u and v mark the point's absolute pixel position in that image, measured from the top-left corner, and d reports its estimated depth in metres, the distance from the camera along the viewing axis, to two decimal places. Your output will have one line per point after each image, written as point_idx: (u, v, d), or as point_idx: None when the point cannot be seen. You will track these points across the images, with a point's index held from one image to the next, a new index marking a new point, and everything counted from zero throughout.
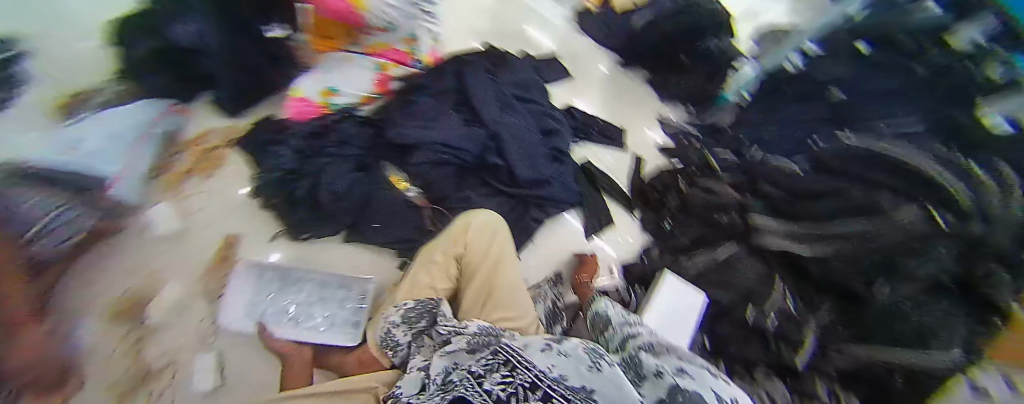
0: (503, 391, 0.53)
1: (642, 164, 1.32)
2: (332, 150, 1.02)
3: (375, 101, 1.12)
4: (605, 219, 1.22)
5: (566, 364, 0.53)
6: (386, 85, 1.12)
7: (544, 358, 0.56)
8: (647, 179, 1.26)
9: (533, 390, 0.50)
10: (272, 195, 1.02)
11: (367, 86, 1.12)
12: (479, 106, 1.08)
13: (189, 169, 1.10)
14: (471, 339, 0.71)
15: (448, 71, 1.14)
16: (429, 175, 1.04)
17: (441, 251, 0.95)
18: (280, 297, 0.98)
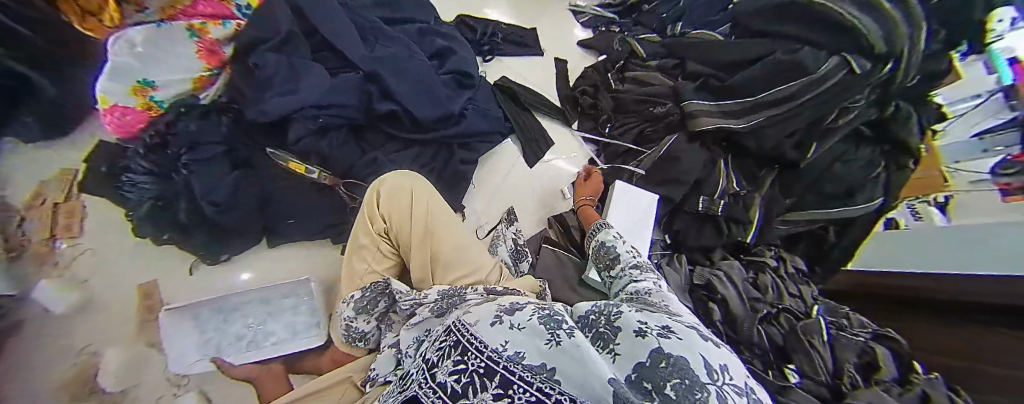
0: (456, 384, 0.33)
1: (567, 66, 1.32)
2: (193, 153, 0.83)
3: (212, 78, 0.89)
4: (542, 139, 1.18)
5: (520, 341, 0.37)
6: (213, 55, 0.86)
7: (494, 335, 0.38)
8: (576, 84, 1.26)
9: (489, 377, 0.32)
10: (147, 224, 0.87)
11: (195, 62, 0.85)
12: (341, 44, 0.89)
13: (55, 229, 0.88)
14: (435, 304, 0.65)
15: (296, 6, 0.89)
16: (322, 148, 0.88)
17: (365, 224, 0.80)
18: (226, 318, 0.92)
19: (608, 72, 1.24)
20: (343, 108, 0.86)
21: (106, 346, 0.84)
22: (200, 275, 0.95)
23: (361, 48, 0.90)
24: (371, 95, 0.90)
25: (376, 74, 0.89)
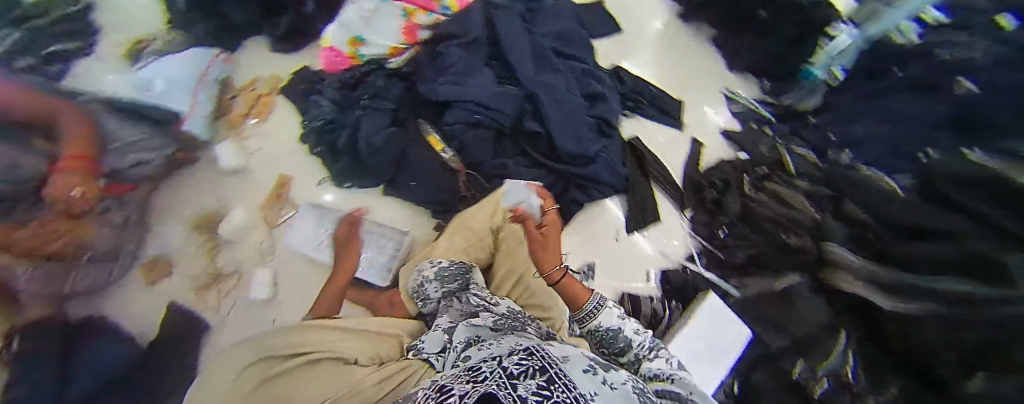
0: (518, 371, 0.28)
1: (703, 149, 1.22)
2: (372, 99, 1.02)
3: (405, 50, 1.05)
4: (651, 209, 1.15)
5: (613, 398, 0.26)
6: (411, 32, 1.04)
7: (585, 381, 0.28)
8: (708, 171, 1.18)
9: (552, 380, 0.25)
10: (311, 137, 1.08)
11: (398, 35, 1.05)
12: (519, 60, 0.98)
13: (252, 112, 1.21)
14: (499, 317, 0.67)
15: (498, 18, 1.01)
16: (465, 138, 0.99)
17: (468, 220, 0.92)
18: (330, 231, 1.12)
19: (748, 169, 1.13)
20: (495, 114, 0.96)
21: (243, 208, 1.15)
22: (327, 189, 1.15)
23: (533, 69, 0.98)
24: (523, 113, 0.98)
25: (535, 93, 0.96)
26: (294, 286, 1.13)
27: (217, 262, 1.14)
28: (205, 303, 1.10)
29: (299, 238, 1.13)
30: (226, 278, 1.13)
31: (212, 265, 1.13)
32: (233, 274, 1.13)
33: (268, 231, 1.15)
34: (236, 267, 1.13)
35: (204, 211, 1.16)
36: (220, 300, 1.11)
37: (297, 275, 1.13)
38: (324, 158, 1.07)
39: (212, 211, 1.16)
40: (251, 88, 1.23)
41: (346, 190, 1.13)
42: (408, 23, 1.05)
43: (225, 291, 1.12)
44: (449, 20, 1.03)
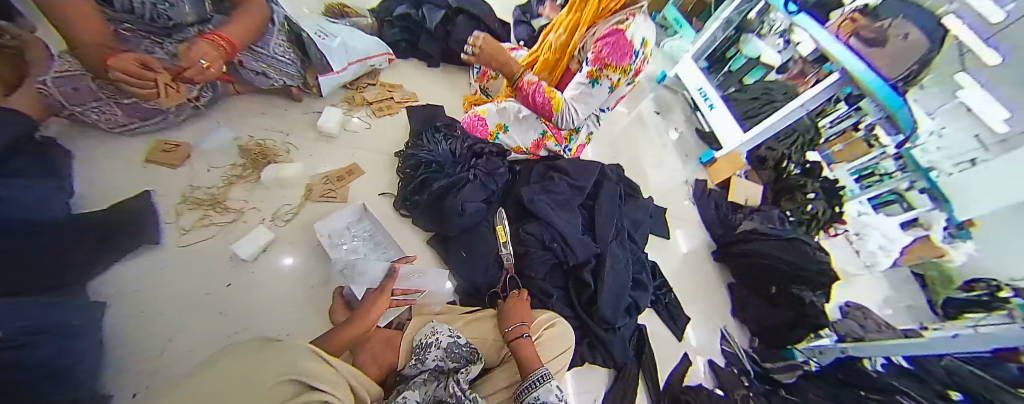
0: None
1: (690, 367, 1.16)
2: (481, 173, 1.17)
3: (523, 155, 1.30)
4: (630, 397, 1.04)
5: None
6: (538, 146, 1.29)
7: None
8: (688, 390, 1.08)
9: None
10: (412, 162, 1.18)
11: (528, 141, 1.29)
12: (602, 222, 1.16)
13: (375, 105, 1.35)
14: None
15: (601, 184, 1.25)
16: (529, 248, 1.09)
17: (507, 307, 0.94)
18: (356, 235, 1.09)
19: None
20: (563, 250, 1.09)
21: (307, 165, 1.17)
22: (387, 203, 1.19)
23: (610, 238, 1.14)
24: (584, 260, 1.09)
25: (602, 253, 1.11)
26: (280, 260, 1.02)
27: (234, 191, 1.09)
28: (183, 224, 1.00)
29: (327, 224, 1.06)
30: (228, 212, 1.05)
31: (226, 189, 1.09)
32: (238, 211, 1.06)
33: (302, 196, 1.12)
34: (248, 207, 1.07)
35: (271, 144, 1.19)
36: (200, 229, 1.01)
37: (295, 253, 1.05)
38: (408, 183, 1.15)
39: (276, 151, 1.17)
40: (392, 91, 1.41)
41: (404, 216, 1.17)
42: (540, 138, 1.29)
43: (220, 220, 1.03)
44: (572, 164, 1.26)
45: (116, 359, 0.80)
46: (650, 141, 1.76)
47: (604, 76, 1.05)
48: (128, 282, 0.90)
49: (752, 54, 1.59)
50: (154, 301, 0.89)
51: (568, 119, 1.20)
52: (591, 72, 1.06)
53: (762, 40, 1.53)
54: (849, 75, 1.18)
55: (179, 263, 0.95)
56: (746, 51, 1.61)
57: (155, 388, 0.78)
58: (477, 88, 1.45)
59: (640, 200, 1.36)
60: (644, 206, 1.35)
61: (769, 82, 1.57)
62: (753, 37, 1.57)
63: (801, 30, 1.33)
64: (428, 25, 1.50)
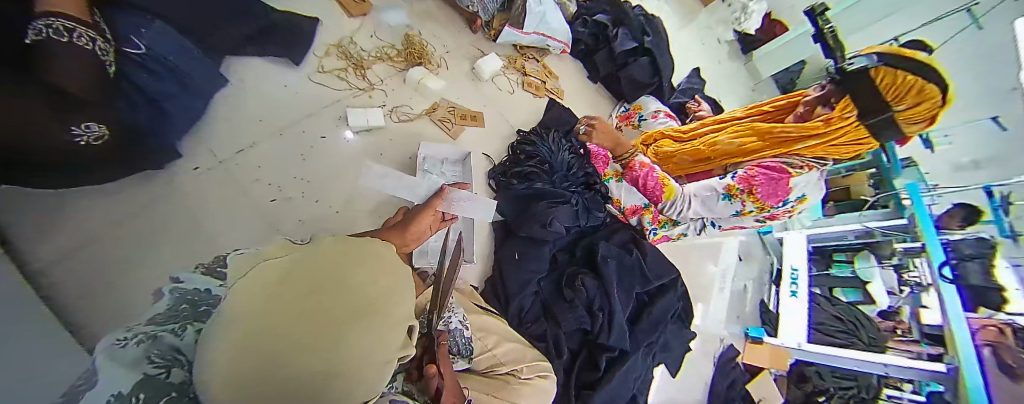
0: None
1: None
2: (581, 204, 1.15)
3: (616, 211, 1.19)
4: None
5: None
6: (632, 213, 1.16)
7: None
8: None
9: None
10: (529, 151, 1.18)
11: (630, 202, 1.16)
12: (641, 327, 1.12)
13: (528, 78, 1.32)
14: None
15: (663, 293, 1.19)
16: (574, 299, 1.07)
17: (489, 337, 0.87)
18: (445, 173, 1.11)
19: None
20: (603, 322, 1.07)
21: (445, 89, 1.16)
22: (485, 168, 1.18)
23: (642, 342, 1.10)
24: (610, 347, 1.06)
25: (627, 353, 1.07)
26: (372, 151, 1.04)
27: (378, 66, 1.09)
28: (324, 63, 1.03)
29: (431, 151, 1.09)
30: (363, 79, 1.06)
31: (372, 60, 1.08)
32: (370, 85, 1.06)
33: (425, 110, 1.12)
34: (379, 87, 1.07)
35: (432, 50, 1.17)
36: (333, 76, 1.03)
37: (388, 153, 1.06)
38: (513, 166, 1.17)
39: (432, 61, 1.15)
40: (549, 77, 1.37)
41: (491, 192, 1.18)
42: (641, 207, 1.16)
43: (351, 82, 1.04)
44: (657, 256, 1.21)
45: (202, 139, 0.87)
46: (714, 274, 1.63)
47: (740, 199, 0.98)
48: (251, 83, 0.95)
49: (863, 276, 1.53)
50: (264, 109, 0.95)
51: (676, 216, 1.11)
52: (732, 187, 0.98)
53: (882, 268, 1.49)
54: (957, 376, 1.03)
55: (302, 92, 0.99)
56: (857, 264, 1.56)
57: (210, 176, 0.86)
58: (613, 124, 1.41)
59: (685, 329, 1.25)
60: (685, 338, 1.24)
61: (861, 311, 1.49)
62: (873, 259, 1.52)
63: (936, 295, 1.30)
64: (614, 45, 1.42)
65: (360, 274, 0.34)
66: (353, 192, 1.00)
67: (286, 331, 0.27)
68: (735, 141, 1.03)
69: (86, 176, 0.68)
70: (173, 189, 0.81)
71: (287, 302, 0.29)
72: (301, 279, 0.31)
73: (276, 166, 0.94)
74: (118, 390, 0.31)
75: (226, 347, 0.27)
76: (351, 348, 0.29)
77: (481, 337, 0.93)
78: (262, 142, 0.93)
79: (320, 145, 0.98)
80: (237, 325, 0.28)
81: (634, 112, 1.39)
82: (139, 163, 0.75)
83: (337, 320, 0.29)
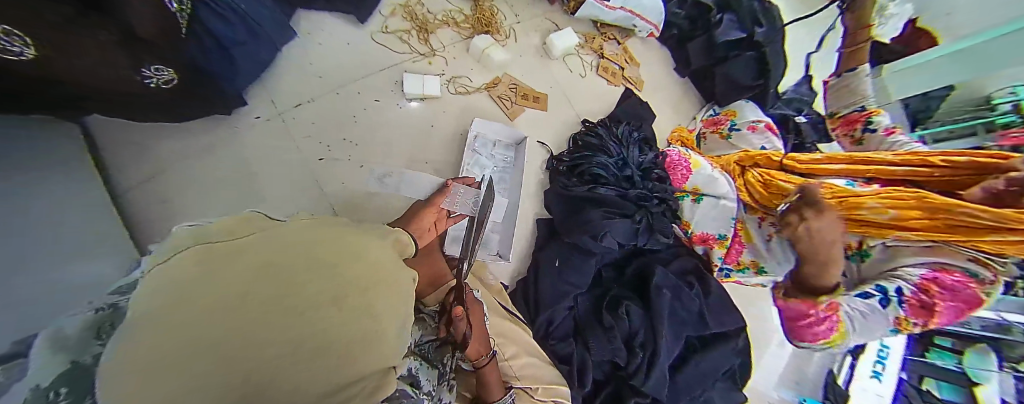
0: None
1: None
2: (645, 221, 0.98)
3: (682, 234, 1.02)
4: None
5: None
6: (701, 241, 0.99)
7: None
8: None
9: None
10: (597, 147, 1.02)
11: (701, 228, 0.98)
12: (686, 378, 0.93)
13: (606, 62, 1.14)
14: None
15: (720, 342, 0.98)
16: (614, 328, 0.94)
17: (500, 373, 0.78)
18: (495, 157, 1.01)
19: None
20: (641, 363, 0.91)
21: (509, 65, 1.05)
22: (540, 158, 1.06)
23: (683, 395, 0.92)
24: (643, 391, 0.91)
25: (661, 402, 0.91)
26: (421, 122, 0.97)
27: (443, 32, 1.00)
28: (388, 23, 0.97)
29: (485, 132, 0.99)
30: (426, 44, 0.98)
31: (436, 24, 0.99)
32: (432, 50, 0.98)
33: (485, 84, 1.02)
34: (441, 54, 0.99)
35: (501, 19, 1.05)
36: (395, 38, 0.97)
37: (438, 126, 0.99)
38: (575, 161, 1.01)
39: (499, 30, 1.04)
40: (629, 64, 1.18)
41: (544, 185, 1.06)
42: (715, 238, 0.97)
43: (411, 45, 0.97)
44: (722, 297, 1.01)
45: (265, 89, 0.87)
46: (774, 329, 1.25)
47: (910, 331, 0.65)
48: (316, 37, 0.92)
49: (974, 375, 1.09)
50: (326, 64, 0.92)
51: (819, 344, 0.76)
52: (898, 321, 0.64)
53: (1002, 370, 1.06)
54: None
55: (362, 51, 0.95)
56: (966, 359, 1.12)
57: (269, 127, 0.87)
58: (697, 129, 1.19)
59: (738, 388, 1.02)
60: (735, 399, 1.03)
61: None
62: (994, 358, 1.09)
63: None
64: (716, 32, 1.15)
65: (313, 253, 0.29)
66: (397, 162, 0.95)
67: (284, 289, 0.25)
68: (890, 210, 0.64)
69: (157, 114, 0.71)
70: (235, 136, 0.84)
71: (220, 278, 0.26)
72: (242, 257, 0.28)
73: (327, 126, 0.91)
74: (39, 383, 0.24)
75: (210, 304, 0.24)
76: (357, 320, 0.28)
77: (500, 344, 0.86)
78: (318, 99, 0.91)
79: (371, 109, 0.94)
80: (223, 285, 0.25)
81: (725, 117, 1.13)
82: (205, 107, 0.77)
83: (342, 287, 0.28)
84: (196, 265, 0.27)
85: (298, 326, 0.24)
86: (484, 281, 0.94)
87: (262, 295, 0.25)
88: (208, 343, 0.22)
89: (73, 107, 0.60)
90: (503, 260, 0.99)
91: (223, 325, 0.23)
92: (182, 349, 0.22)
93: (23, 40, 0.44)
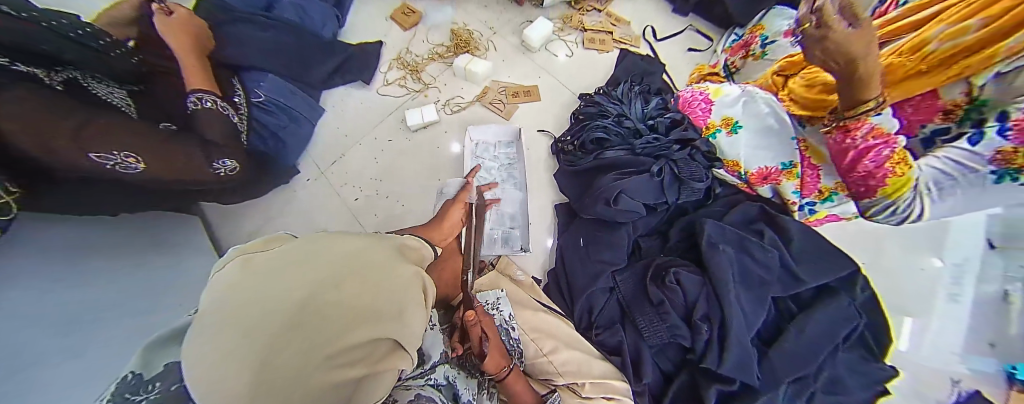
0: None
1: None
2: (669, 173, 0.85)
3: (735, 179, 0.84)
4: None
5: None
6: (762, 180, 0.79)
7: None
8: None
9: None
10: (597, 114, 0.96)
11: (752, 163, 0.80)
12: (784, 356, 0.73)
13: (589, 34, 1.14)
14: None
15: (821, 303, 0.76)
16: (664, 303, 0.78)
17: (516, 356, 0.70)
18: (499, 156, 1.06)
19: None
20: (710, 340, 0.74)
21: (496, 72, 1.13)
22: (544, 146, 1.06)
23: (786, 379, 0.72)
24: (723, 376, 0.73)
25: (754, 389, 0.72)
26: (428, 147, 1.08)
27: (431, 66, 1.15)
28: (388, 76, 1.15)
29: (483, 139, 1.06)
30: (419, 82, 1.13)
31: (425, 63, 1.15)
32: (425, 85, 1.13)
33: (476, 96, 1.10)
34: (433, 85, 1.13)
35: (479, 37, 1.16)
36: (395, 86, 1.14)
37: (443, 145, 1.08)
38: (575, 136, 0.97)
39: (478, 47, 1.15)
40: (617, 26, 1.15)
41: (554, 169, 1.05)
42: (778, 170, 0.77)
43: (408, 87, 1.13)
44: (805, 242, 0.80)
45: (309, 157, 1.10)
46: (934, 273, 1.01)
47: None
48: (338, 107, 1.14)
49: None
50: (348, 125, 1.12)
51: (899, 219, 0.59)
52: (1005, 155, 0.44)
53: None
54: None
55: (373, 105, 1.13)
56: None
57: (315, 185, 1.07)
58: (722, 61, 1.02)
59: (873, 361, 0.76)
60: (876, 376, 0.75)
61: None
62: None
63: None
64: None
65: (325, 257, 0.33)
66: (414, 185, 1.06)
67: (335, 289, 0.31)
68: (968, 21, 0.49)
69: (242, 192, 0.95)
70: (294, 198, 1.06)
71: (250, 274, 0.29)
72: (270, 261, 0.32)
73: (358, 171, 1.08)
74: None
75: (277, 312, 0.26)
76: (398, 304, 0.34)
77: (536, 339, 0.79)
78: (346, 154, 1.10)
79: (386, 148, 1.09)
80: (280, 294, 0.27)
81: (754, 36, 0.93)
82: (270, 182, 1.00)
83: (376, 283, 0.34)
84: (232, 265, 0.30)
85: (314, 307, 0.28)
86: (512, 278, 0.91)
87: (316, 297, 0.29)
88: (247, 317, 0.25)
89: (183, 198, 0.86)
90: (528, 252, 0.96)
91: (254, 307, 0.26)
92: (226, 321, 0.25)
93: (135, 159, 0.64)
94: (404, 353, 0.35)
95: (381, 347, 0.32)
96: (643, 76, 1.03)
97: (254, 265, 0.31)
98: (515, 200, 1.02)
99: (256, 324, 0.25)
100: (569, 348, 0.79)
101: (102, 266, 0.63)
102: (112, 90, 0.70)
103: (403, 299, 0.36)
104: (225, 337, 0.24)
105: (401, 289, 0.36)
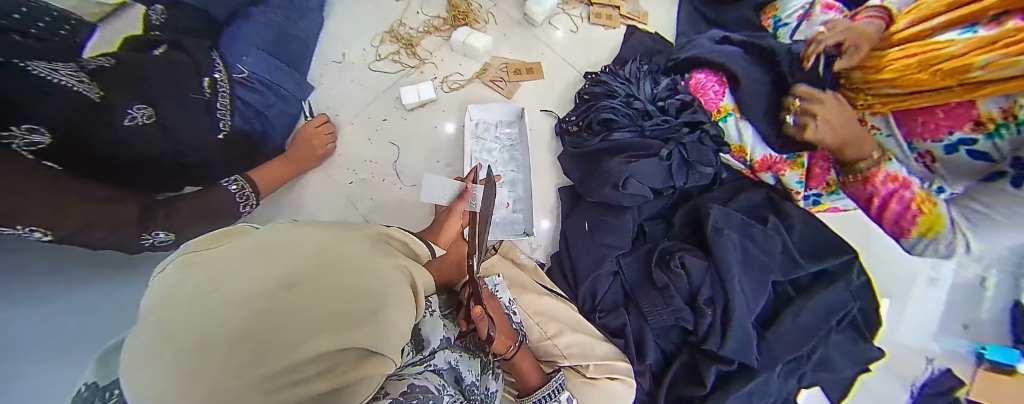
0: None
1: None
2: (677, 156, 0.83)
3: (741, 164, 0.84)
4: None
5: None
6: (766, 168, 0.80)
7: None
8: None
9: None
10: (603, 94, 0.93)
11: (761, 149, 0.80)
12: (781, 337, 0.75)
13: (595, 8, 1.09)
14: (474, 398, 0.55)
15: (821, 286, 0.78)
16: (670, 287, 0.79)
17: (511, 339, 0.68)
18: (501, 137, 1.03)
19: None
20: (713, 321, 0.75)
21: (497, 48, 1.08)
22: (548, 127, 1.03)
23: (782, 358, 0.74)
24: (724, 357, 0.75)
25: (752, 368, 0.75)
26: (425, 126, 1.04)
27: (427, 40, 1.09)
28: (380, 50, 1.08)
29: (484, 119, 1.02)
30: (414, 57, 1.07)
31: (421, 36, 1.08)
32: (421, 60, 1.07)
33: (475, 73, 1.05)
34: (430, 61, 1.07)
35: (478, 9, 1.09)
36: (388, 61, 1.08)
37: (442, 125, 1.04)
38: (580, 117, 0.94)
39: (477, 20, 1.08)
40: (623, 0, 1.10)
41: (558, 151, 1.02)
42: (783, 159, 0.79)
43: (403, 62, 1.07)
44: (807, 226, 0.82)
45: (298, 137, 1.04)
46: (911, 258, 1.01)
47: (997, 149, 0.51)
48: (327, 84, 1.07)
49: None
50: (340, 102, 1.06)
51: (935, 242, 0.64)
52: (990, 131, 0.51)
53: None
54: None
55: (366, 81, 1.07)
56: None
57: None
58: None
59: (864, 342, 0.79)
60: (866, 355, 0.78)
61: None
62: None
63: None
64: None
65: (284, 252, 0.29)
66: (412, 167, 1.02)
67: (285, 288, 0.25)
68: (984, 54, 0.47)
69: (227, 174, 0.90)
70: None
71: (194, 282, 0.26)
72: (223, 259, 0.28)
73: (353, 153, 1.03)
74: None
75: (205, 323, 0.22)
76: (368, 303, 0.29)
77: (540, 323, 0.79)
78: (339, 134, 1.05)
79: (381, 128, 1.04)
80: (217, 302, 0.23)
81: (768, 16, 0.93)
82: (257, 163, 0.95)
83: (344, 278, 0.29)
84: (184, 273, 0.27)
85: (263, 308, 0.24)
86: (516, 262, 0.90)
87: (261, 300, 0.24)
88: (178, 326, 0.22)
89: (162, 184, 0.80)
90: (530, 236, 0.95)
91: (183, 321, 0.22)
92: (153, 336, 0.21)
93: (44, 231, 0.49)
94: (388, 356, 0.29)
95: (355, 353, 0.27)
96: (650, 55, 1.00)
97: (202, 268, 0.27)
98: (518, 183, 1.00)
99: (183, 336, 0.21)
100: (574, 331, 0.79)
101: (73, 267, 0.59)
102: (55, 65, 0.56)
103: (378, 297, 0.30)
104: (150, 355, 0.21)
105: (373, 285, 0.30)
